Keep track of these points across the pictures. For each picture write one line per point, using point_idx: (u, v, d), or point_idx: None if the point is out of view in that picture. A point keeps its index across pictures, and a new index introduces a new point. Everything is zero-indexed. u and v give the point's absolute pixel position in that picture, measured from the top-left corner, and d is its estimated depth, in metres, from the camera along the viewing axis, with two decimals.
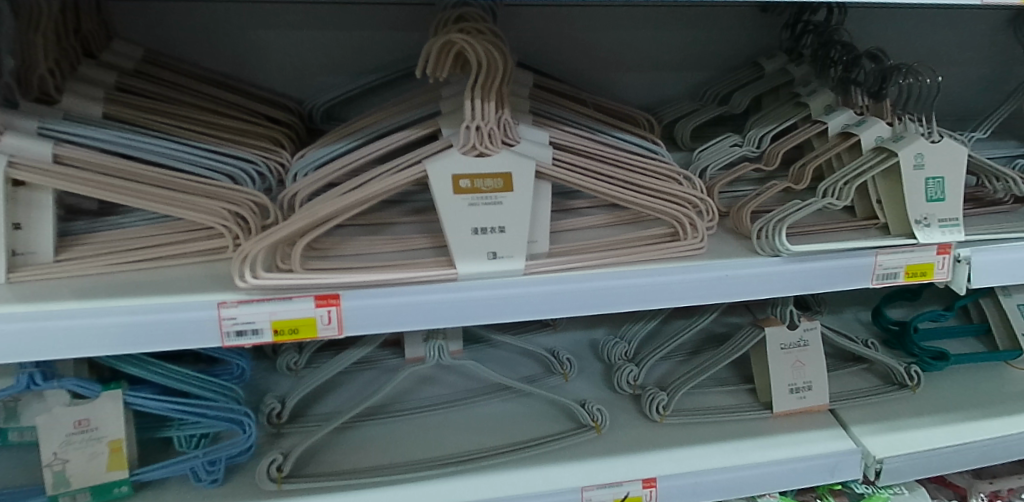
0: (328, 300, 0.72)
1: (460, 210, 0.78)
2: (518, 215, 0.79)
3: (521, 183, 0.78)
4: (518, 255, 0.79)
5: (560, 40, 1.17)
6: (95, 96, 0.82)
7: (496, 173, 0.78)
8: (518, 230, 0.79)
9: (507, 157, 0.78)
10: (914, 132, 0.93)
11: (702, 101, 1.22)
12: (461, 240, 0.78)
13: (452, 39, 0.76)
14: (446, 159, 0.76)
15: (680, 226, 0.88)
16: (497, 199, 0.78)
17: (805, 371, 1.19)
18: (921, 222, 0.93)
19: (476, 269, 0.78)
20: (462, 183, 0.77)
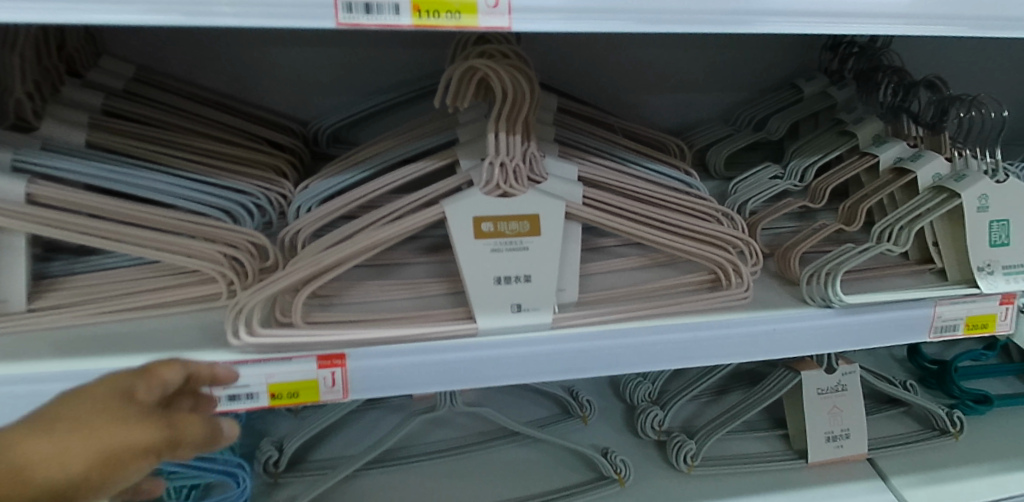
0: (332, 361, 0.65)
1: (481, 256, 0.69)
2: (546, 262, 0.71)
3: (549, 226, 0.70)
4: (545, 307, 0.71)
5: (584, 59, 1.09)
6: (77, 122, 0.74)
7: (523, 214, 0.69)
8: (546, 280, 0.71)
9: (534, 196, 0.69)
10: (977, 171, 0.85)
11: (736, 125, 1.13)
12: (482, 291, 0.70)
13: (476, 66, 0.67)
14: (467, 199, 0.68)
15: (725, 270, 0.79)
16: (523, 244, 0.70)
17: (843, 417, 1.10)
18: (983, 269, 0.85)
19: (498, 324, 0.70)
20: (484, 226, 0.69)
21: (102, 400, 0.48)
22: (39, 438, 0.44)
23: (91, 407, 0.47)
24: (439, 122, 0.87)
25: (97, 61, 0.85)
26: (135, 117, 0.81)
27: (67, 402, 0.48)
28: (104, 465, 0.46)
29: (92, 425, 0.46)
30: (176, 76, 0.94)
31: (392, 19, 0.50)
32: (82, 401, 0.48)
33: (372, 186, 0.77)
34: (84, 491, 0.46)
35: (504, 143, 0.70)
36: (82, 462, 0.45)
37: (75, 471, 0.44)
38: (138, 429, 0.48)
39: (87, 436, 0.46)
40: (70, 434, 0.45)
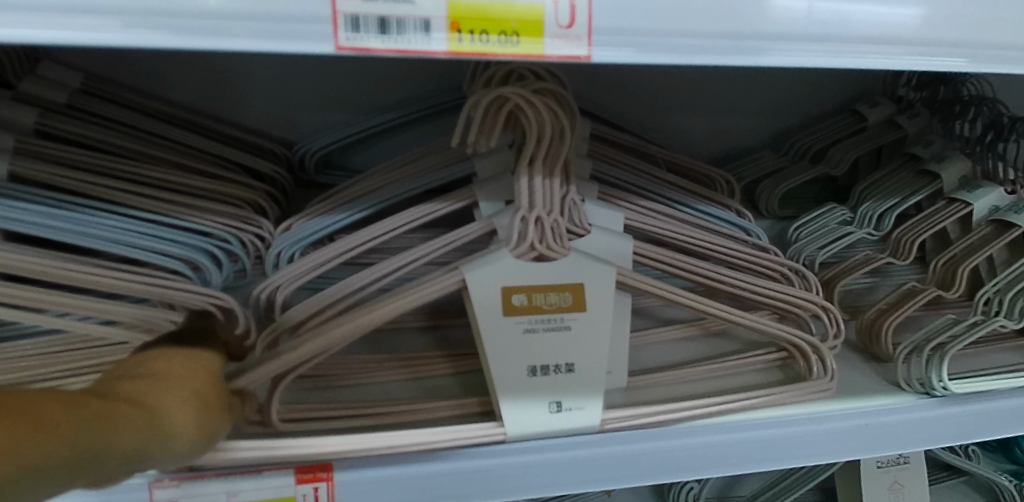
0: (314, 474, 0.50)
1: (511, 339, 0.53)
2: (593, 344, 0.55)
3: (599, 299, 0.54)
4: (592, 405, 0.55)
5: (618, 76, 0.94)
6: (0, 148, 0.59)
7: (563, 283, 0.54)
8: (593, 370, 0.55)
9: (580, 260, 0.53)
10: None
11: (788, 156, 0.99)
12: (512, 385, 0.54)
13: (507, 94, 0.50)
14: (493, 264, 0.52)
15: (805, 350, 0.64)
16: (564, 322, 0.54)
17: (905, 495, 0.96)
18: None
19: (530, 428, 0.54)
20: (515, 299, 0.53)
21: (193, 363, 0.43)
22: (162, 388, 0.39)
23: (189, 368, 0.42)
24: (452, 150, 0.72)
25: (36, 67, 0.69)
26: (78, 140, 0.66)
27: (159, 356, 0.42)
28: (206, 430, 0.41)
29: (189, 385, 0.41)
30: (138, 86, 0.79)
31: (420, 41, 0.35)
32: (176, 360, 0.42)
33: (372, 233, 0.62)
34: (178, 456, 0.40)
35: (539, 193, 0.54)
36: (196, 422, 0.40)
37: (193, 429, 0.39)
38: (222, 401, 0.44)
39: (198, 394, 0.41)
40: (185, 390, 0.40)
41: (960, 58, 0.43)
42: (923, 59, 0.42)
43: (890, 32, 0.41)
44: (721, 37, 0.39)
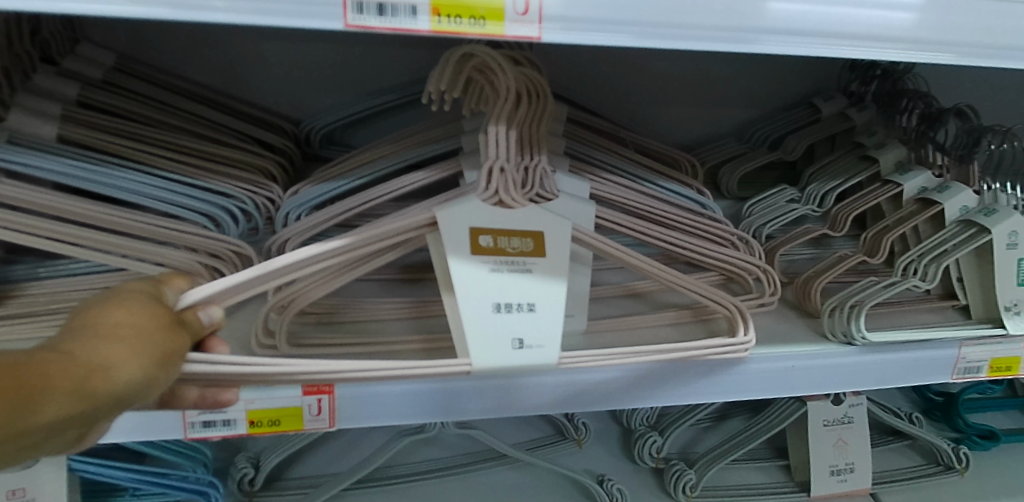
0: (318, 388, 0.59)
1: (478, 276, 0.58)
2: (553, 289, 0.60)
3: (558, 248, 0.61)
4: (552, 344, 0.59)
5: (594, 68, 1.04)
6: (49, 114, 0.69)
7: (526, 230, 0.60)
8: (554, 312, 0.60)
9: (539, 210, 0.61)
10: (1007, 205, 0.82)
11: (749, 143, 1.09)
12: (478, 321, 0.58)
13: (475, 52, 0.61)
14: (462, 208, 0.59)
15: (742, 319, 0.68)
16: (526, 265, 0.60)
17: (847, 451, 1.06)
18: (1010, 309, 0.81)
19: (493, 363, 0.58)
20: (482, 241, 0.59)
21: (141, 301, 0.42)
22: (99, 339, 0.38)
23: (135, 308, 0.41)
24: (440, 129, 0.81)
25: (76, 46, 0.79)
26: (111, 110, 0.76)
27: (102, 301, 0.41)
28: (164, 368, 0.40)
29: (151, 332, 0.40)
30: (161, 66, 0.88)
31: (409, 22, 0.44)
32: (121, 301, 0.41)
33: (366, 197, 0.71)
34: (144, 397, 0.40)
35: (503, 146, 0.62)
36: (149, 364, 0.39)
37: (145, 373, 0.38)
38: (182, 334, 0.43)
39: (151, 339, 0.39)
40: (126, 335, 0.38)
41: (946, 54, 0.53)
42: (916, 54, 0.53)
43: (884, 30, 0.51)
44: (723, 30, 0.50)
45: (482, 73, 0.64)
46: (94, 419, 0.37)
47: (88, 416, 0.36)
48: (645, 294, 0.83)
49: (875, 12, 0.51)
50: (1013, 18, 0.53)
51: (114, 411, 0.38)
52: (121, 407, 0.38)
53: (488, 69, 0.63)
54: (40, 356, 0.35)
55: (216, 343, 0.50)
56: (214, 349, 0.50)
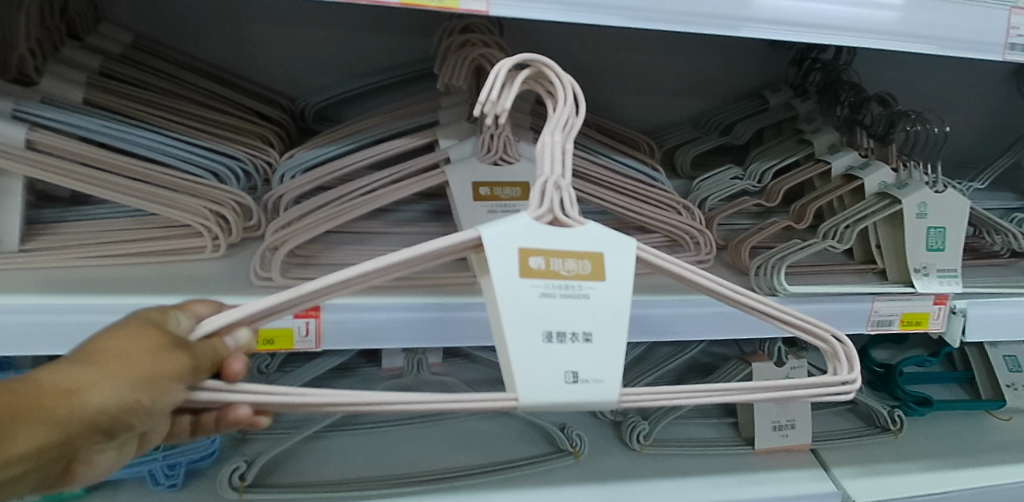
0: (306, 311, 0.69)
1: (528, 300, 0.53)
2: (613, 317, 0.56)
3: (615, 269, 0.56)
4: (611, 379, 0.55)
5: (564, 57, 1.15)
6: (76, 81, 0.79)
7: (582, 251, 0.55)
8: (611, 341, 0.55)
9: (600, 230, 0.56)
10: (918, 181, 0.94)
11: (704, 129, 1.19)
12: (528, 351, 0.53)
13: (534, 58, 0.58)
14: (512, 226, 0.54)
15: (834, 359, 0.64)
16: (582, 290, 0.55)
17: (789, 408, 1.17)
18: (919, 271, 0.93)
19: (544, 398, 0.54)
20: (532, 262, 0.54)
21: (142, 326, 0.47)
22: (83, 366, 0.43)
23: (130, 332, 0.46)
24: (420, 106, 0.92)
25: (98, 26, 0.90)
26: (128, 80, 0.86)
27: (110, 327, 0.46)
28: (147, 387, 0.44)
29: (132, 358, 0.44)
30: (172, 46, 0.99)
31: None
32: (122, 328, 0.46)
33: (353, 159, 0.81)
34: (142, 416, 0.44)
35: (559, 163, 0.57)
36: (128, 385, 0.43)
37: (124, 394, 0.43)
38: (180, 353, 0.46)
39: (128, 367, 0.44)
40: (106, 360, 0.44)
41: (927, 45, 0.68)
42: (901, 42, 0.67)
43: (870, 24, 0.66)
44: (720, 19, 0.63)
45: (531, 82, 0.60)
46: (84, 437, 0.43)
47: (74, 435, 0.42)
48: None
49: (837, 7, 0.65)
50: (951, 17, 0.68)
51: (111, 429, 0.44)
52: (115, 425, 0.44)
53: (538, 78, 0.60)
54: (28, 384, 0.42)
55: (231, 362, 0.50)
56: (231, 370, 0.49)
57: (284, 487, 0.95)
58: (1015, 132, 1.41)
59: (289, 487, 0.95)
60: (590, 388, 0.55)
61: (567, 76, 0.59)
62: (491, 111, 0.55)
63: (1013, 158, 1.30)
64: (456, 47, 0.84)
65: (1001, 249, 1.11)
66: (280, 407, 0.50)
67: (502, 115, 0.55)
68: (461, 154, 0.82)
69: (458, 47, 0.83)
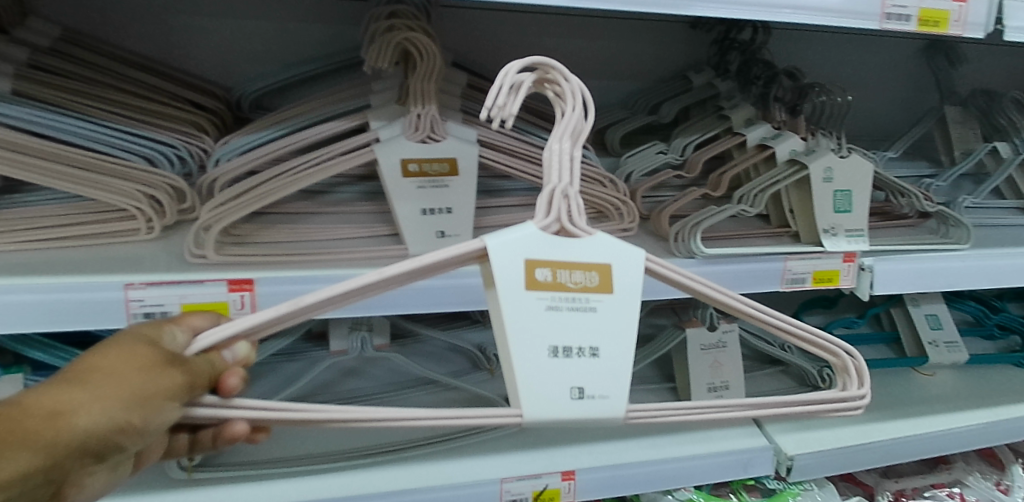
0: (241, 285, 0.72)
1: (534, 312, 0.58)
2: (616, 329, 0.60)
3: (622, 281, 0.60)
4: (617, 395, 0.60)
5: (494, 43, 1.20)
6: (5, 72, 0.80)
7: (591, 263, 0.59)
8: (617, 356, 0.60)
9: (609, 242, 0.59)
10: (825, 147, 1.01)
11: (634, 110, 1.25)
12: (535, 364, 0.58)
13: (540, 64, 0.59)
14: (520, 239, 0.57)
15: (845, 371, 0.71)
16: (589, 303, 0.59)
17: (723, 370, 1.22)
18: (829, 231, 1.00)
19: (549, 411, 0.58)
20: (538, 274, 0.58)
21: (137, 344, 0.51)
22: (76, 387, 0.48)
23: (123, 352, 0.50)
24: (352, 91, 0.94)
25: (25, 19, 0.91)
26: (56, 72, 0.87)
27: (107, 342, 0.51)
28: (135, 408, 0.49)
29: (123, 380, 0.49)
30: (105, 40, 1.02)
31: None
32: (117, 345, 0.51)
33: (286, 142, 0.83)
34: (131, 435, 0.50)
35: (567, 171, 0.59)
36: (116, 408, 0.48)
37: (112, 416, 0.48)
38: (172, 372, 0.51)
39: (118, 390, 0.49)
40: (97, 382, 0.48)
41: (866, 21, 0.77)
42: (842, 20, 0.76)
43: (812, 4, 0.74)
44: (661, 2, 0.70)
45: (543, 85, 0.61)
46: (73, 457, 0.48)
47: (66, 455, 0.48)
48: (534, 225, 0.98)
49: None
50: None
51: (106, 446, 0.49)
52: (105, 444, 0.49)
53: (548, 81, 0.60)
54: (24, 406, 0.47)
55: (228, 376, 0.55)
56: (227, 385, 0.55)
57: (244, 466, 1.01)
58: (925, 104, 1.52)
59: (249, 466, 1.00)
60: (596, 403, 0.60)
61: (576, 81, 0.59)
62: (499, 116, 0.57)
63: (924, 128, 1.40)
64: (382, 32, 0.87)
65: (909, 210, 1.20)
66: (281, 420, 0.55)
67: (510, 121, 0.57)
68: (390, 133, 0.83)
69: (384, 33, 0.86)
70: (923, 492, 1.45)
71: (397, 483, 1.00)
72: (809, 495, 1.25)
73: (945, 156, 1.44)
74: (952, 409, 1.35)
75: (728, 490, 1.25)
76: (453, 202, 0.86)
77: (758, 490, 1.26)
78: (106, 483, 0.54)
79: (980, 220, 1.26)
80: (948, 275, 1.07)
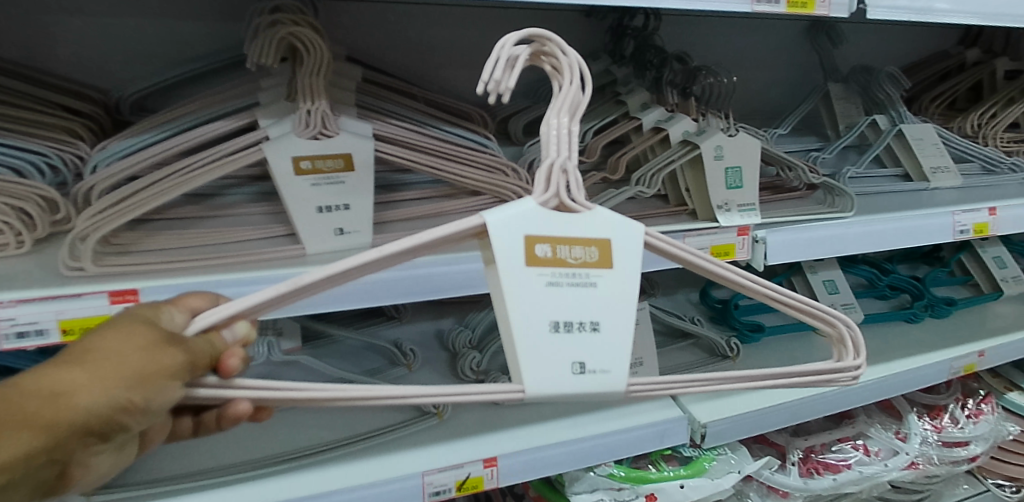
0: (124, 296, 0.71)
1: (535, 287, 0.63)
2: (615, 303, 0.65)
3: (619, 256, 0.65)
4: (616, 370, 0.65)
5: (389, 35, 1.20)
6: None
7: (590, 239, 0.64)
8: (615, 329, 0.65)
9: (607, 220, 0.65)
10: (715, 127, 1.06)
11: (536, 98, 1.27)
12: (538, 339, 0.63)
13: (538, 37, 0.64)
14: (524, 216, 0.62)
15: (842, 341, 0.78)
16: (590, 278, 0.64)
17: (635, 348, 1.26)
18: (722, 207, 1.06)
19: (551, 386, 0.64)
20: (539, 250, 0.63)
21: (137, 323, 0.54)
22: (76, 368, 0.51)
23: (122, 332, 0.53)
24: (240, 89, 0.91)
25: None
26: None
27: (107, 324, 0.54)
28: (136, 388, 0.51)
29: (122, 361, 0.51)
30: None
31: None
32: (118, 325, 0.54)
33: (168, 143, 0.80)
34: (133, 414, 0.52)
35: (564, 145, 0.64)
36: (116, 388, 0.51)
37: (112, 396, 0.51)
38: (172, 351, 0.53)
39: (118, 370, 0.51)
40: (95, 363, 0.51)
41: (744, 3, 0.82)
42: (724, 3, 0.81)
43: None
44: None
45: (541, 58, 0.66)
46: (78, 437, 0.51)
47: (69, 434, 0.51)
48: (436, 217, 0.98)
49: None
50: None
51: (112, 425, 0.52)
52: (108, 423, 0.52)
53: (545, 54, 0.66)
54: (28, 387, 0.50)
55: (228, 358, 0.57)
56: (227, 367, 0.57)
57: (154, 483, 0.98)
58: (811, 82, 1.61)
59: (158, 482, 0.98)
60: (596, 376, 0.65)
61: (572, 55, 0.64)
62: (495, 91, 0.61)
63: (811, 105, 1.48)
64: (266, 28, 0.84)
65: (798, 183, 1.27)
66: (280, 400, 0.59)
67: (506, 94, 0.61)
68: (280, 131, 0.81)
69: (268, 28, 0.83)
70: (831, 448, 1.52)
71: (315, 487, 0.98)
72: (724, 460, 1.31)
73: (830, 131, 1.53)
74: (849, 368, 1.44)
75: (647, 461, 1.30)
76: (350, 198, 0.85)
77: (675, 458, 1.31)
78: (110, 466, 0.58)
79: (863, 189, 1.34)
80: (836, 242, 1.14)
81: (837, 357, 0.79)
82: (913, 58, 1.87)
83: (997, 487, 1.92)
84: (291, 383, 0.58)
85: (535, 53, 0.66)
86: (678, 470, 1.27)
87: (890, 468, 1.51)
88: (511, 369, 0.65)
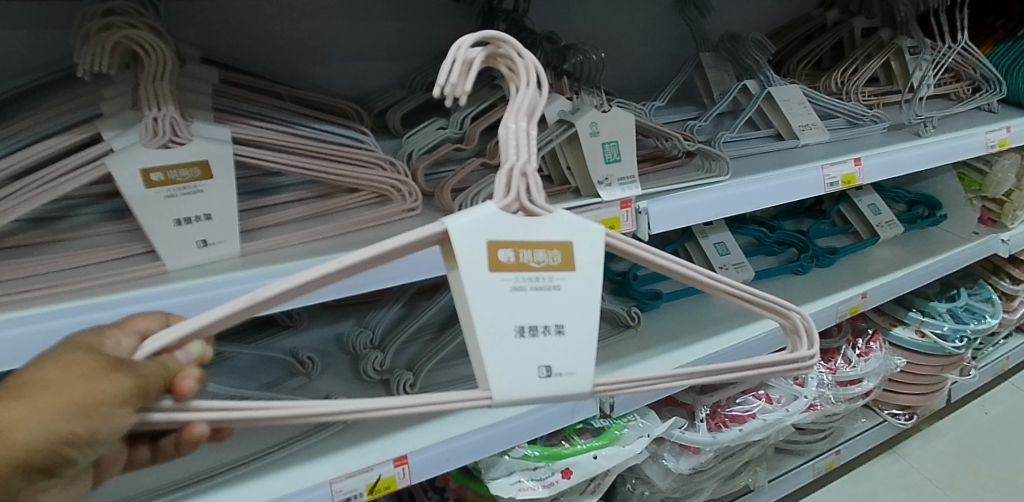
0: None
1: (500, 292, 0.63)
2: (577, 308, 0.66)
3: (581, 258, 0.66)
4: (582, 371, 0.66)
5: (250, 34, 1.17)
6: None
7: (552, 243, 0.64)
8: (579, 332, 0.66)
9: (566, 225, 0.65)
10: (588, 105, 1.07)
11: (411, 88, 1.25)
12: (504, 345, 0.64)
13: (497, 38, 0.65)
14: (483, 222, 0.62)
15: (796, 332, 0.82)
16: (553, 282, 0.65)
17: None
18: (603, 183, 1.08)
19: (518, 392, 0.64)
20: (501, 256, 0.63)
21: (79, 353, 0.52)
22: (15, 401, 0.49)
23: (63, 363, 0.51)
24: (79, 101, 0.84)
25: None
26: None
27: (47, 357, 0.52)
28: (80, 418, 0.50)
29: (64, 390, 0.50)
30: None
31: None
32: (59, 357, 0.52)
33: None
34: (78, 446, 0.51)
35: (524, 149, 0.64)
36: (57, 421, 0.49)
37: (54, 428, 0.49)
38: (117, 376, 0.52)
39: (61, 401, 0.50)
40: (33, 395, 0.49)
41: None
42: None
43: None
44: None
45: (495, 60, 0.67)
46: (23, 473, 0.50)
47: (10, 473, 0.49)
48: (310, 219, 0.96)
49: None
50: None
51: (59, 458, 0.50)
52: (51, 458, 0.50)
53: (501, 57, 0.67)
54: None
55: (182, 380, 0.56)
56: (182, 389, 0.55)
57: None
58: (685, 53, 1.68)
59: None
60: (562, 379, 0.66)
61: (529, 58, 0.66)
62: (452, 94, 0.61)
63: (685, 75, 1.54)
64: (98, 31, 0.76)
65: (677, 152, 1.31)
66: (240, 421, 0.58)
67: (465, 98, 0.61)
68: (124, 142, 0.76)
69: (100, 32, 0.76)
70: (736, 400, 1.60)
71: None
72: (635, 426, 1.35)
73: (706, 99, 1.59)
74: (746, 322, 1.47)
75: (561, 437, 1.32)
76: (210, 207, 0.81)
77: (588, 431, 1.35)
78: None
79: (738, 152, 1.40)
80: (715, 205, 1.18)
81: (792, 347, 0.83)
82: (779, 24, 1.97)
83: (892, 417, 2.07)
84: (249, 404, 0.57)
85: (491, 56, 0.67)
86: (591, 442, 1.30)
87: (792, 412, 1.59)
88: (477, 375, 0.65)
